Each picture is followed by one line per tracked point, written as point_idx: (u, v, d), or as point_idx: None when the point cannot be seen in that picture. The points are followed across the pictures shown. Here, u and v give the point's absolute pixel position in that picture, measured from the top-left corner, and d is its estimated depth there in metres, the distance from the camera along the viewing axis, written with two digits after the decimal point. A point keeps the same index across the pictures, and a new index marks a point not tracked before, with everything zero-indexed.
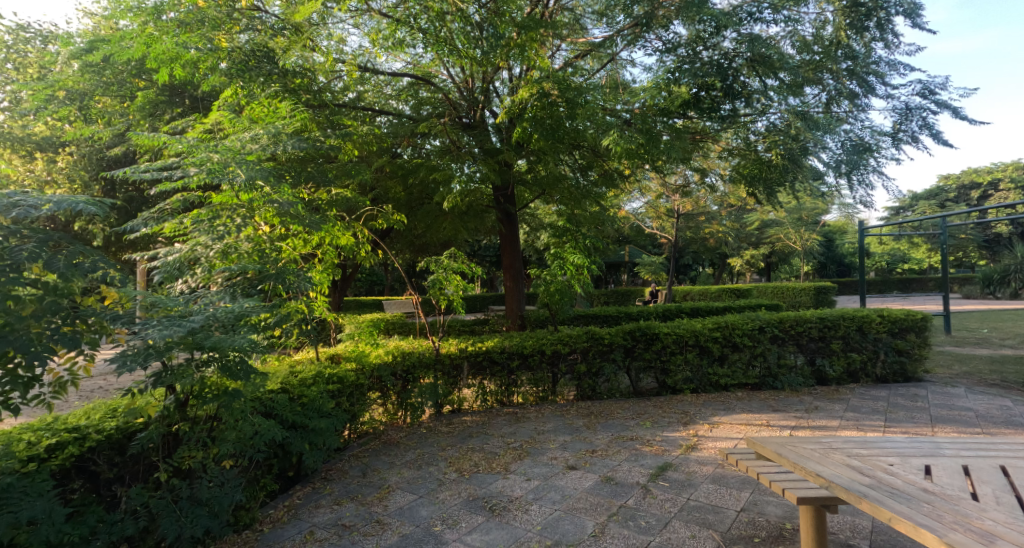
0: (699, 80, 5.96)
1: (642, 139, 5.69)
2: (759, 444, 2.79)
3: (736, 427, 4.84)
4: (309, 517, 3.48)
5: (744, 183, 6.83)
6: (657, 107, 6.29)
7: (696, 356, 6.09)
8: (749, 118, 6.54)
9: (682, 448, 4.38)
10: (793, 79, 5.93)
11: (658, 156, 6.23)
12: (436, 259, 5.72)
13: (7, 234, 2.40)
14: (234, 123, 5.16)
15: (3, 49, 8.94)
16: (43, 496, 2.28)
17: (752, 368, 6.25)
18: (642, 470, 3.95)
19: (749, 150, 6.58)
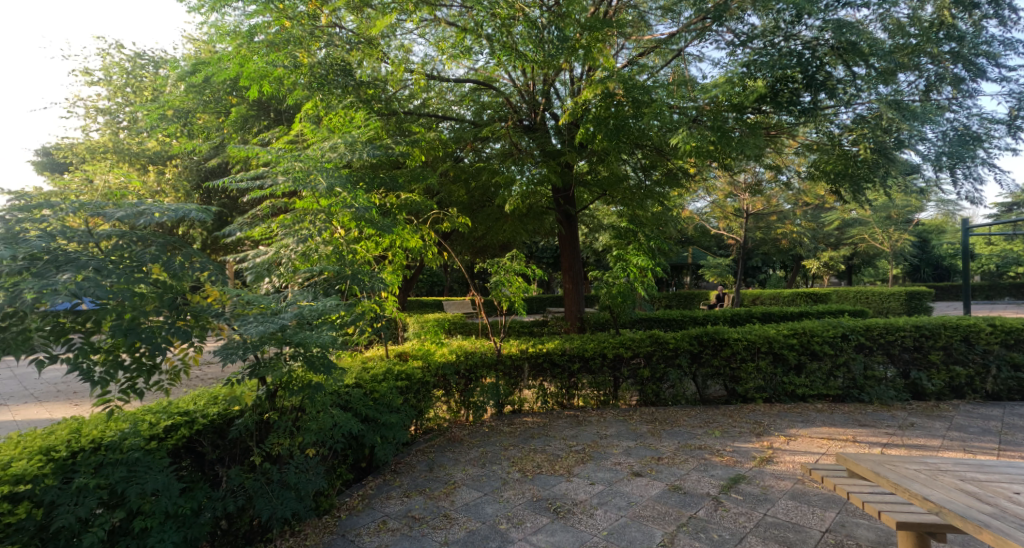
0: (777, 72, 5.64)
1: (714, 137, 5.49)
2: (851, 460, 2.65)
3: (817, 441, 4.59)
4: (381, 507, 3.65)
5: (826, 179, 6.43)
6: (728, 102, 5.88)
7: (770, 364, 5.82)
8: (832, 110, 6.11)
9: (756, 460, 4.21)
10: (887, 65, 5.52)
11: (730, 154, 5.99)
12: (498, 260, 5.81)
13: (134, 239, 2.71)
14: (315, 134, 5.57)
15: (124, 75, 9.99)
16: (163, 471, 2.55)
17: (833, 379, 5.90)
18: (714, 481, 3.84)
19: (834, 144, 6.20)
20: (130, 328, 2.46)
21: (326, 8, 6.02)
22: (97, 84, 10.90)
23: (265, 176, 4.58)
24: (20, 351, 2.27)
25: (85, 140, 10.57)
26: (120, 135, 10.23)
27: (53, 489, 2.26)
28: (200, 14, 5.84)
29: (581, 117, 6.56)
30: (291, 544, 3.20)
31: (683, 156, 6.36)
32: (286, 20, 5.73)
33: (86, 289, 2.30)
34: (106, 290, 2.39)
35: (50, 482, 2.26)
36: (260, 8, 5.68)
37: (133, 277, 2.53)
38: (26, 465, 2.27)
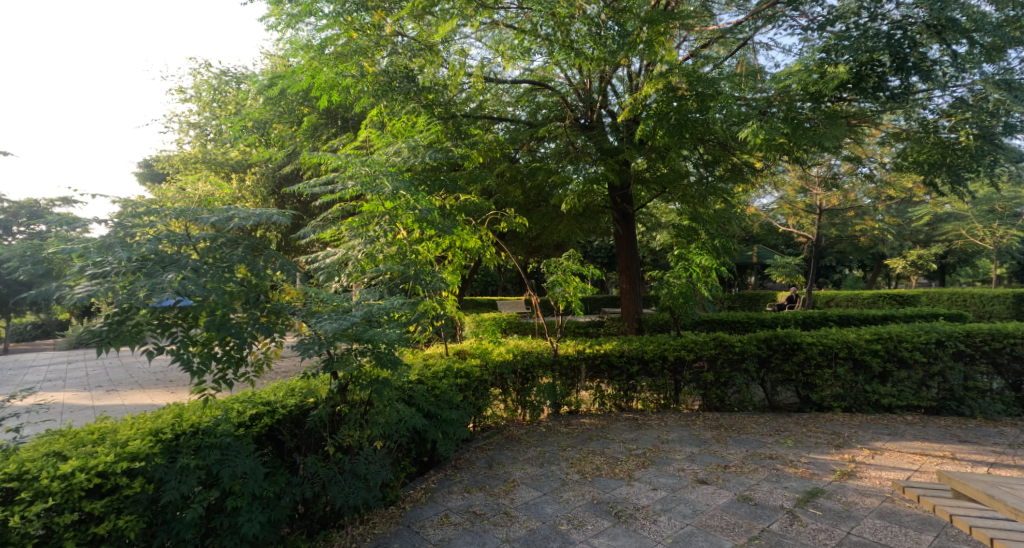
0: (860, 57, 5.24)
1: (786, 129, 5.27)
2: (955, 479, 2.64)
3: (908, 457, 4.30)
4: (444, 501, 3.76)
5: (916, 170, 5.92)
6: (803, 92, 5.65)
7: (849, 371, 5.50)
8: (924, 95, 5.76)
9: (835, 474, 3.99)
10: (995, 41, 5.09)
11: (803, 146, 5.69)
12: (555, 260, 5.81)
13: (226, 242, 2.96)
14: (381, 139, 5.82)
15: (211, 90, 10.82)
16: (250, 456, 2.76)
17: (927, 389, 5.50)
18: (788, 493, 3.68)
19: (927, 132, 5.68)
20: (222, 324, 2.69)
21: (389, 18, 6.15)
22: (187, 101, 11.87)
23: (335, 181, 4.82)
24: (133, 343, 2.54)
25: (179, 152, 11.55)
26: (207, 146, 11.09)
27: (162, 466, 2.51)
28: (277, 31, 6.23)
29: (640, 114, 6.46)
30: (360, 532, 3.36)
31: (751, 150, 6.12)
32: (353, 31, 6.04)
33: (187, 287, 2.53)
34: (203, 288, 2.61)
35: (158, 460, 2.51)
36: (330, 22, 5.99)
37: (224, 277, 2.76)
38: (139, 445, 2.53)
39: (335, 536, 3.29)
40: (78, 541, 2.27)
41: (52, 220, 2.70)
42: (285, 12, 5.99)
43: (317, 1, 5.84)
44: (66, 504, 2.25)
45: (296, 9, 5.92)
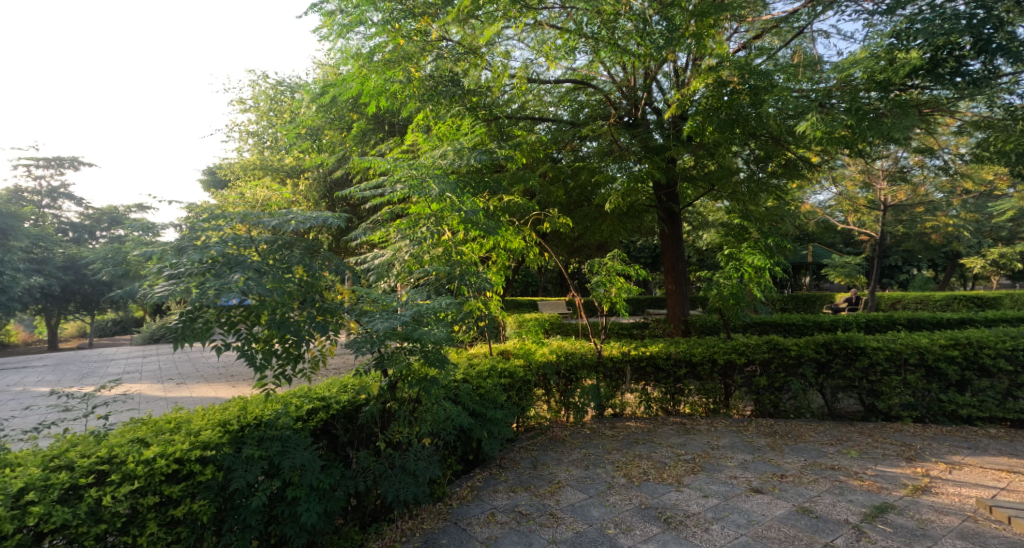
0: (936, 41, 4.83)
1: (850, 120, 5.02)
2: None
3: (989, 474, 3.99)
4: (490, 500, 3.79)
5: (1000, 160, 5.50)
6: (871, 79, 5.34)
7: (921, 379, 5.17)
8: (1010, 79, 5.34)
9: (907, 488, 3.76)
10: None
11: (868, 139, 5.39)
12: (600, 260, 5.73)
13: (285, 244, 3.09)
14: (427, 142, 5.92)
15: (268, 100, 11.32)
16: (307, 449, 2.87)
17: (1013, 400, 5.10)
18: (853, 507, 3.50)
19: (1014, 119, 5.27)
20: (282, 322, 2.82)
21: (436, 23, 6.28)
22: (247, 110, 12.45)
23: (383, 184, 4.92)
24: (204, 339, 2.69)
25: (239, 159, 12.13)
26: (263, 153, 11.61)
27: (230, 456, 2.64)
28: (329, 41, 6.45)
29: (688, 109, 6.30)
30: (410, 526, 3.43)
31: (811, 143, 5.87)
32: (399, 37, 6.17)
33: (251, 287, 2.67)
34: (266, 288, 2.75)
35: (227, 449, 2.64)
36: (379, 30, 6.15)
37: (282, 278, 2.88)
38: (210, 434, 2.68)
39: (386, 529, 3.36)
40: (158, 522, 2.42)
41: (133, 226, 2.87)
42: (336, 22, 6.20)
43: (366, 10, 6.02)
44: (149, 487, 2.40)
45: (347, 19, 6.12)
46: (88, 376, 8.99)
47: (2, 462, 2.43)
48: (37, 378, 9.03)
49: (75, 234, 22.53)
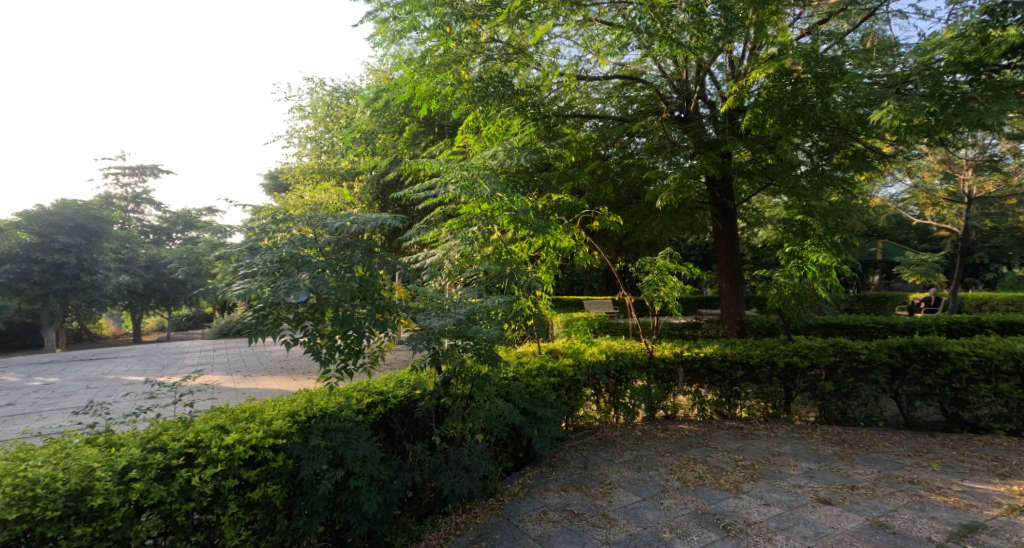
0: None
1: (935, 106, 4.70)
2: None
3: None
4: (541, 498, 3.81)
5: None
6: (958, 62, 4.88)
7: (1015, 388, 4.75)
8: None
9: (1000, 508, 3.49)
10: None
11: (953, 126, 5.02)
12: (651, 259, 5.59)
13: (347, 245, 3.24)
14: (478, 143, 6.01)
15: (325, 106, 11.77)
16: (367, 441, 2.99)
17: None
18: (936, 525, 3.29)
19: None
20: (344, 319, 2.96)
21: (486, 25, 6.36)
22: (305, 117, 12.98)
23: (435, 185, 5.01)
24: (274, 334, 2.88)
25: (299, 163, 12.68)
26: (321, 157, 12.06)
27: (299, 444, 2.80)
28: (383, 47, 6.66)
29: (745, 101, 6.09)
30: (464, 520, 3.51)
31: (886, 133, 5.53)
32: (450, 41, 6.31)
33: (318, 286, 2.84)
34: (330, 286, 2.91)
35: (296, 438, 2.80)
36: (430, 34, 6.30)
37: (344, 276, 3.03)
38: (280, 424, 2.84)
39: (441, 522, 3.45)
40: (238, 503, 2.60)
41: (206, 228, 3.08)
42: (389, 29, 6.38)
43: (419, 15, 6.18)
44: (229, 471, 2.58)
45: (400, 25, 6.29)
46: (169, 367, 9.70)
47: (106, 441, 2.68)
48: (127, 368, 9.83)
49: (154, 237, 24.30)
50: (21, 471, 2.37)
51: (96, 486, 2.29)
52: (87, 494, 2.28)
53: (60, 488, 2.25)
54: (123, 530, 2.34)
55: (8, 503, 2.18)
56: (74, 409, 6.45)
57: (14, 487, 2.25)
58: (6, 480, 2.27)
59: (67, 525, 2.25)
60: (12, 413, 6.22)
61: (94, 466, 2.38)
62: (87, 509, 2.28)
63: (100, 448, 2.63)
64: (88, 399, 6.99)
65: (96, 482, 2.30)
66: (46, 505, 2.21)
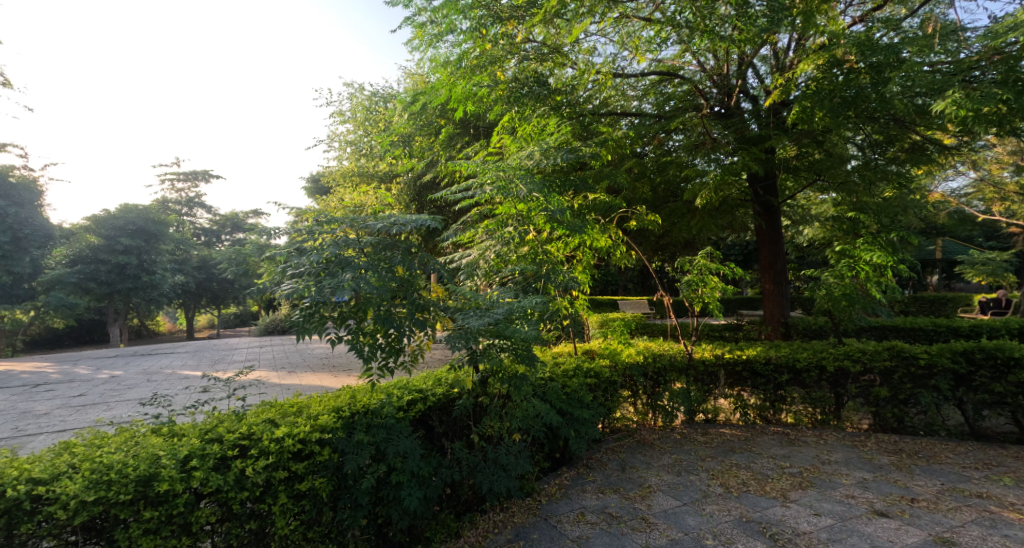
0: None
1: (1007, 93, 4.39)
2: None
3: None
4: (579, 499, 3.79)
5: None
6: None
7: None
8: None
9: None
10: None
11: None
12: (690, 258, 5.45)
13: (389, 245, 3.32)
14: (514, 143, 6.03)
15: (365, 110, 12.04)
16: (407, 437, 3.04)
17: None
18: (1006, 543, 3.10)
19: None
20: (385, 318, 3.03)
21: (522, 26, 6.37)
22: (345, 121, 13.31)
23: (471, 186, 5.05)
24: (320, 332, 2.98)
25: (339, 167, 13.00)
26: (360, 160, 12.33)
27: (343, 439, 2.88)
28: (420, 51, 6.77)
29: (792, 94, 5.88)
30: (502, 518, 3.52)
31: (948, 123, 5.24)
32: (486, 43, 6.35)
33: (361, 286, 2.91)
34: (372, 285, 2.99)
35: (340, 433, 2.88)
36: (466, 37, 6.35)
37: (385, 275, 3.12)
38: (326, 419, 2.93)
39: (479, 519, 3.48)
40: (287, 494, 2.70)
41: (253, 230, 3.21)
42: (426, 33, 6.47)
43: (455, 19, 6.24)
44: (278, 462, 2.69)
45: (436, 29, 6.37)
46: (220, 363, 10.13)
47: (169, 431, 2.84)
48: (181, 363, 10.34)
49: (205, 239, 25.39)
50: (96, 456, 2.53)
51: (162, 473, 2.43)
52: (154, 479, 2.43)
53: (131, 473, 2.41)
54: (185, 515, 2.48)
55: (87, 486, 2.34)
56: (139, 400, 6.83)
57: (91, 471, 2.41)
58: (84, 465, 2.44)
59: (137, 508, 2.41)
60: (84, 403, 6.63)
61: (159, 454, 2.53)
62: (154, 494, 2.43)
63: (163, 437, 2.78)
64: (153, 391, 7.40)
65: (162, 469, 2.45)
66: (119, 488, 2.36)
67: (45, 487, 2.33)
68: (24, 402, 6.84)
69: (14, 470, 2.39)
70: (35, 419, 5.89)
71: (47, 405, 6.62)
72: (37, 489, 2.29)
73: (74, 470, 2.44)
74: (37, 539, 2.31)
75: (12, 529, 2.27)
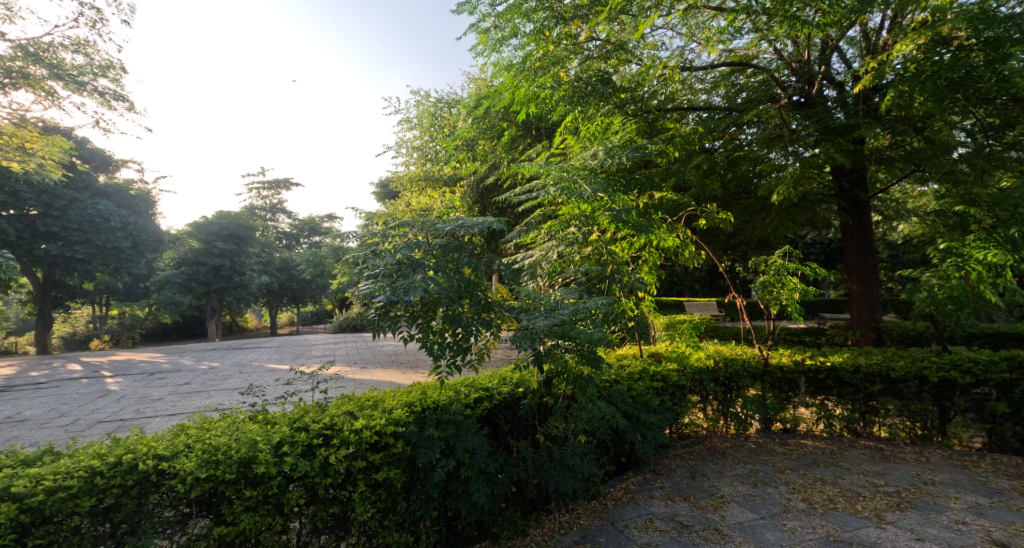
0: None
1: None
2: None
3: None
4: (647, 505, 3.71)
5: None
6: None
7: None
8: None
9: None
10: None
11: None
12: (766, 259, 5.17)
13: (457, 247, 3.39)
14: (578, 143, 6.00)
15: (431, 117, 12.39)
16: (474, 434, 3.12)
17: None
18: None
19: None
20: (453, 317, 3.14)
21: (585, 24, 6.32)
22: (412, 128, 13.74)
23: (535, 187, 5.06)
24: (393, 331, 3.12)
25: (406, 171, 13.44)
26: (426, 164, 12.66)
27: (415, 433, 2.99)
28: (483, 57, 6.89)
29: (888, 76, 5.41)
30: (567, 519, 3.51)
31: None
32: (548, 44, 6.35)
33: (431, 287, 3.01)
34: (441, 286, 3.09)
35: (413, 427, 2.99)
36: (529, 39, 6.44)
37: (452, 277, 3.21)
38: (400, 413, 3.05)
39: (545, 519, 3.48)
40: (366, 482, 2.85)
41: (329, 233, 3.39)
42: (491, 38, 6.56)
43: (519, 22, 6.32)
44: (358, 453, 2.84)
45: (500, 34, 6.45)
46: (300, 358, 10.78)
47: (264, 419, 3.07)
48: (266, 357, 11.10)
49: (285, 242, 27.06)
50: (206, 438, 2.78)
51: (259, 456, 2.64)
52: (253, 462, 2.65)
53: (234, 455, 2.63)
54: (278, 496, 2.68)
55: (200, 464, 2.58)
56: (236, 389, 7.40)
57: (202, 451, 2.66)
58: (197, 445, 2.69)
59: (239, 486, 2.63)
60: (190, 391, 7.29)
61: (256, 439, 2.75)
62: (252, 475, 2.64)
63: (258, 424, 3.01)
64: (249, 382, 7.99)
65: (259, 453, 2.66)
66: (225, 468, 2.59)
67: (167, 462, 2.58)
68: (141, 388, 7.61)
69: (143, 447, 2.66)
70: (152, 403, 6.54)
71: (161, 391, 7.34)
72: (161, 464, 2.55)
73: (190, 449, 2.69)
74: (161, 509, 2.57)
75: (142, 499, 2.53)
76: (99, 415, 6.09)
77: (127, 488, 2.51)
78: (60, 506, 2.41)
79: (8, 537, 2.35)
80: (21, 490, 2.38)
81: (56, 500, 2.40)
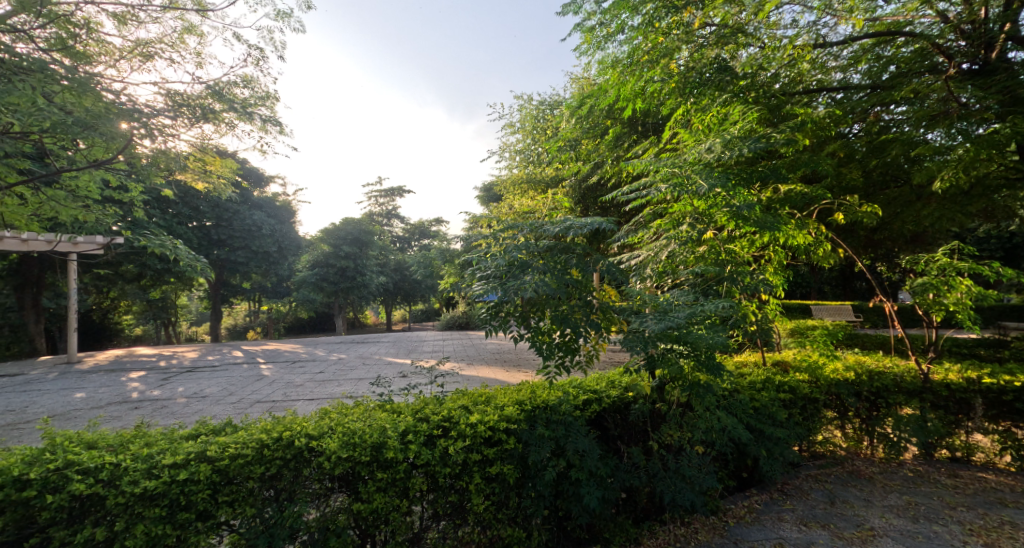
0: None
1: None
2: None
3: None
4: (775, 527, 3.34)
5: None
6: None
7: None
8: None
9: None
10: None
11: None
12: (925, 257, 4.43)
13: (567, 247, 3.28)
14: (692, 136, 5.63)
15: (533, 119, 12.41)
16: (584, 436, 3.00)
17: None
18: None
19: None
20: (563, 318, 3.06)
21: (699, 10, 5.90)
22: (514, 132, 13.88)
23: (644, 184, 4.80)
24: (503, 331, 3.12)
25: (508, 174, 13.59)
26: (527, 167, 12.71)
27: (526, 431, 2.95)
28: (588, 55, 6.74)
29: None
30: (683, 533, 3.26)
31: None
32: (657, 35, 6.02)
33: (541, 287, 2.95)
34: (551, 288, 3.00)
35: (524, 425, 2.95)
36: (637, 32, 6.16)
37: (562, 278, 3.11)
38: (511, 410, 3.01)
39: (659, 530, 3.26)
40: (481, 475, 2.85)
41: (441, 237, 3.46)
42: (596, 36, 6.43)
43: (626, 16, 6.05)
44: (473, 446, 2.85)
45: (605, 31, 6.30)
46: (414, 353, 11.37)
47: (390, 407, 3.20)
48: (383, 350, 11.86)
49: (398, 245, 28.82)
50: (345, 421, 2.94)
51: (388, 442, 2.74)
52: (383, 447, 2.75)
53: (368, 439, 2.75)
54: (404, 480, 2.77)
55: (341, 444, 2.73)
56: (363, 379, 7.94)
57: (343, 433, 2.81)
58: (339, 427, 2.84)
59: (372, 468, 2.75)
60: (324, 379, 7.96)
61: (385, 426, 2.85)
62: (383, 459, 2.74)
63: (386, 412, 3.14)
64: (377, 372, 8.55)
65: (388, 439, 2.76)
66: (361, 451, 2.72)
67: (316, 441, 2.75)
68: (286, 374, 8.46)
69: (297, 425, 2.88)
70: (295, 388, 7.23)
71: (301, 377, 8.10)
72: (311, 441, 2.73)
73: (333, 431, 2.85)
74: (310, 482, 2.74)
75: (297, 471, 2.72)
76: (257, 395, 6.85)
77: (287, 460, 2.71)
78: (240, 470, 2.64)
79: (204, 492, 2.60)
80: (213, 454, 2.64)
81: (237, 465, 2.63)
